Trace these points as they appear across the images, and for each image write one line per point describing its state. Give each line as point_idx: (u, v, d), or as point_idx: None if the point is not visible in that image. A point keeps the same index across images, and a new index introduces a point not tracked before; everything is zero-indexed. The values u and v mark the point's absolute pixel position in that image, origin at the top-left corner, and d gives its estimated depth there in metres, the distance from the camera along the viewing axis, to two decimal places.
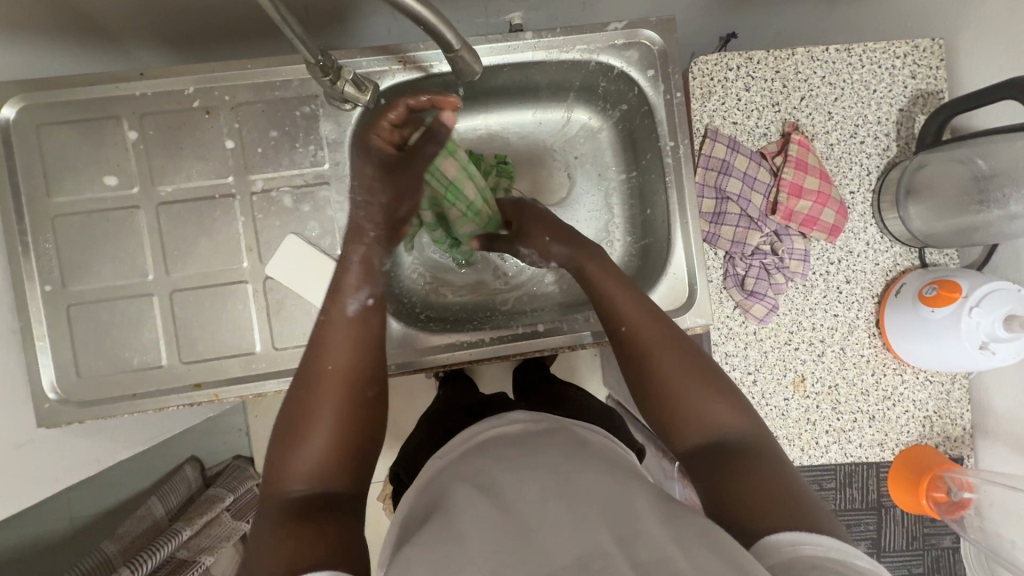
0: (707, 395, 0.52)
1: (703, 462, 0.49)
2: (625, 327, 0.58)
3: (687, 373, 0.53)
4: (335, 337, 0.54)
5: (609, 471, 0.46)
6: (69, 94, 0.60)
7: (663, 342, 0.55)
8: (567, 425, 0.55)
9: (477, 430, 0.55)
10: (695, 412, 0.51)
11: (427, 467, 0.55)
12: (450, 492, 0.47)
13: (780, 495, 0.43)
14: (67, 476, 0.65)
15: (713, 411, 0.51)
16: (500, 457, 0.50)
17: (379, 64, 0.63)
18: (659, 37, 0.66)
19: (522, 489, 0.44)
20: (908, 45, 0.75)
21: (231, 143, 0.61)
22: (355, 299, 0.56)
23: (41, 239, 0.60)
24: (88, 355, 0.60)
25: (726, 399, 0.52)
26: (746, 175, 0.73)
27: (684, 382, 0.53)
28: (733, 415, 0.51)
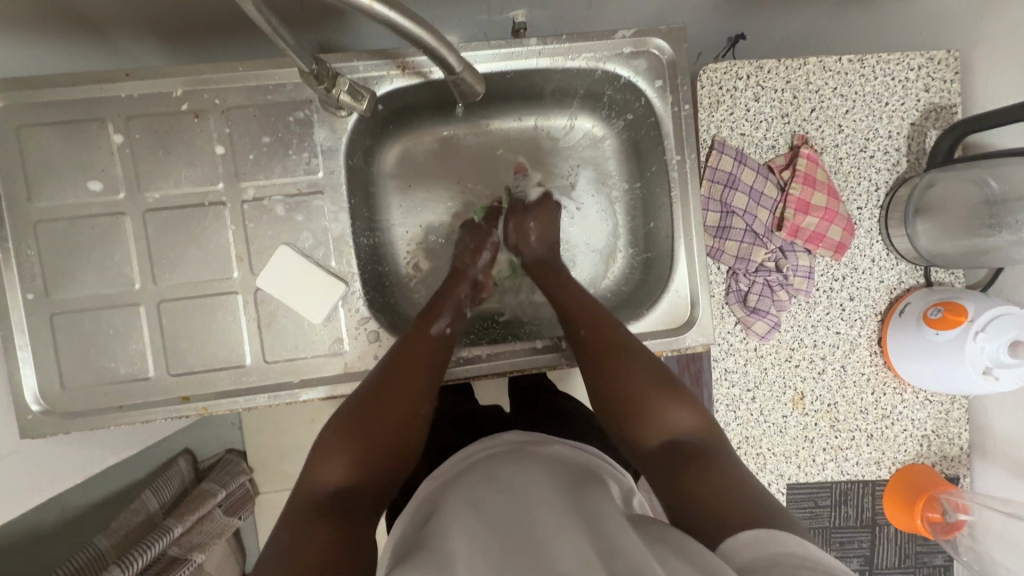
0: (665, 400, 0.55)
1: (665, 467, 0.51)
2: (586, 332, 0.61)
3: (645, 379, 0.56)
4: (412, 351, 0.59)
5: (600, 492, 0.46)
6: (50, 93, 0.57)
7: (620, 350, 0.58)
8: (541, 442, 0.55)
9: (468, 452, 0.55)
10: (657, 420, 0.54)
11: (420, 489, 0.54)
12: (443, 511, 0.46)
13: (743, 497, 0.45)
14: (53, 486, 0.63)
15: (670, 414, 0.54)
16: (492, 473, 0.49)
17: (376, 69, 0.60)
18: (668, 47, 0.63)
19: (510, 506, 0.44)
20: (923, 57, 0.73)
21: (222, 148, 0.59)
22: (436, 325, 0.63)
23: (23, 246, 0.58)
24: (73, 366, 0.59)
25: (684, 405, 0.55)
26: (752, 189, 0.71)
27: (644, 387, 0.56)
28: (689, 418, 0.54)
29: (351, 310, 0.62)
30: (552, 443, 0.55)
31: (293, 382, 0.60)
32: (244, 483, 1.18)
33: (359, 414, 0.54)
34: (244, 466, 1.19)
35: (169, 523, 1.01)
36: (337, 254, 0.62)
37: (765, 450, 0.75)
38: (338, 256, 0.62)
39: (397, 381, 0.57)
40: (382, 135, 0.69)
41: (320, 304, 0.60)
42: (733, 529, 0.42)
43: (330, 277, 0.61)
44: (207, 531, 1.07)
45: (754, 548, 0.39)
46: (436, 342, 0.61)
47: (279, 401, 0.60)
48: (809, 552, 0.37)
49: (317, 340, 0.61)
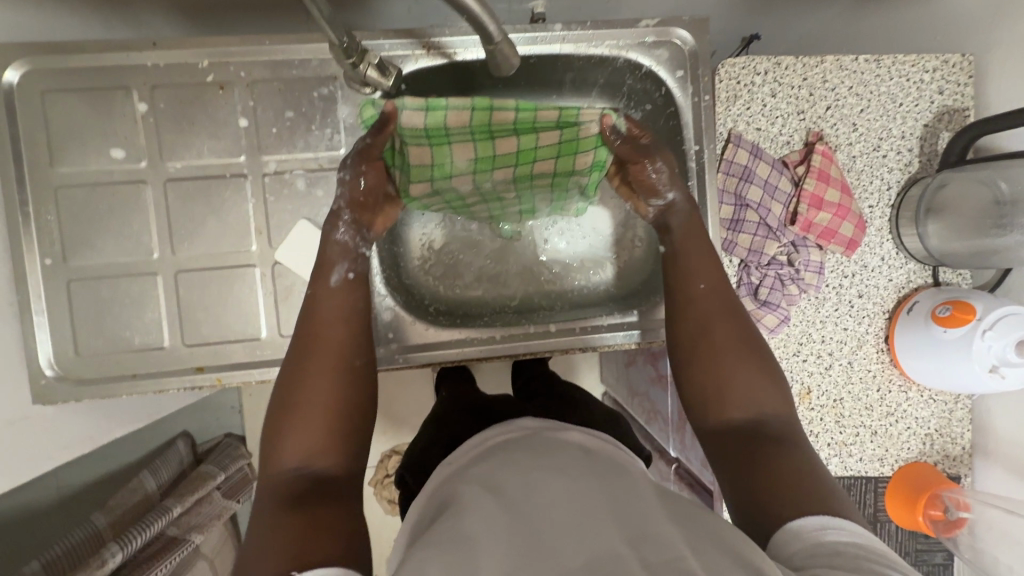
0: (754, 374, 0.55)
1: (739, 439, 0.52)
2: (703, 287, 0.60)
3: (737, 348, 0.57)
4: (324, 308, 0.56)
5: (616, 476, 0.47)
6: (75, 59, 0.57)
7: (723, 315, 0.58)
8: (560, 429, 0.55)
9: (487, 438, 0.56)
10: (743, 391, 0.55)
11: (438, 473, 0.55)
12: (461, 492, 0.47)
13: (811, 480, 0.46)
14: (61, 454, 0.63)
15: (758, 390, 0.55)
16: (509, 457, 0.50)
17: (401, 49, 0.62)
18: (690, 37, 0.65)
19: (528, 488, 0.45)
20: (938, 59, 0.74)
21: (245, 121, 0.59)
22: (334, 273, 0.58)
23: (42, 211, 0.58)
24: (88, 333, 0.59)
25: (771, 383, 0.55)
26: (767, 183, 0.71)
27: (736, 357, 0.56)
28: (776, 398, 0.55)
29: None
30: (566, 428, 0.56)
31: None
32: (243, 467, 1.19)
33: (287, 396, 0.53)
34: (244, 450, 1.19)
35: (168, 503, 1.00)
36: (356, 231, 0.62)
37: None
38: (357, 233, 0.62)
39: (320, 344, 0.55)
40: None
41: None
42: (790, 511, 0.44)
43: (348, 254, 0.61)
44: (206, 513, 1.06)
45: (800, 538, 0.41)
46: (340, 293, 0.58)
47: None
48: (864, 541, 0.40)
49: None
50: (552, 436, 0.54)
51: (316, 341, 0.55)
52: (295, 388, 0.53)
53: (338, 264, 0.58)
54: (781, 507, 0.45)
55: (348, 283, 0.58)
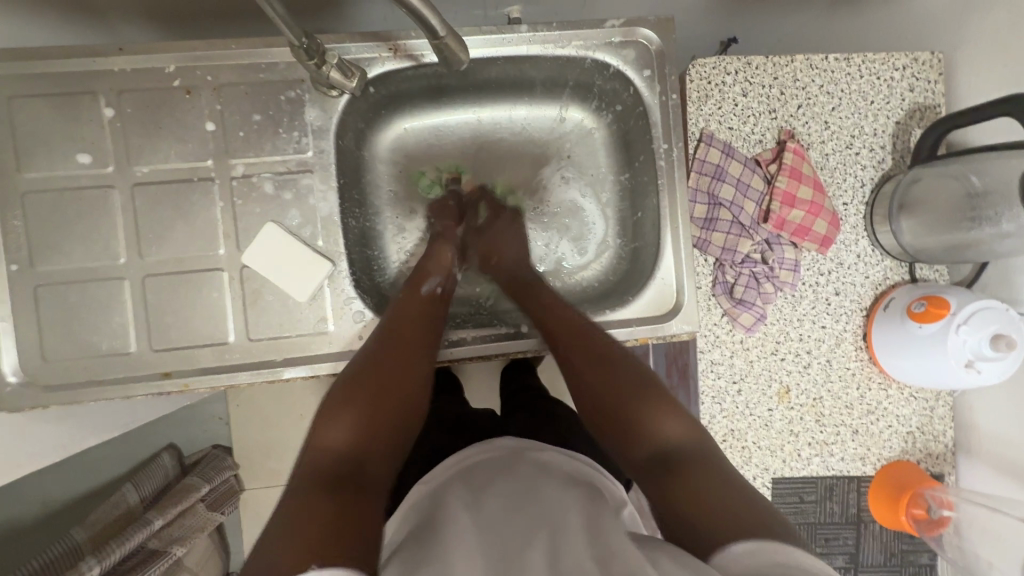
0: (652, 404, 0.54)
1: (651, 468, 0.49)
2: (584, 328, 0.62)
3: (630, 386, 0.56)
4: (405, 317, 0.62)
5: (590, 497, 0.47)
6: (43, 66, 0.57)
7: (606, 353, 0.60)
8: (538, 449, 0.55)
9: (462, 458, 0.54)
10: (646, 422, 0.53)
11: (410, 492, 0.53)
12: (437, 512, 0.46)
13: (730, 499, 0.43)
14: (30, 463, 0.62)
15: (658, 420, 0.53)
16: (487, 481, 0.49)
17: (368, 51, 0.62)
18: (656, 37, 0.65)
19: (506, 512, 0.44)
20: (908, 57, 0.74)
21: (212, 125, 0.59)
22: (428, 284, 0.67)
23: (8, 216, 0.58)
24: (54, 339, 0.58)
25: (672, 413, 0.53)
26: (739, 182, 0.72)
27: (634, 394, 0.55)
28: (677, 425, 0.52)
29: (338, 289, 0.62)
30: (543, 449, 0.55)
31: (277, 360, 0.60)
32: (229, 478, 1.17)
33: (357, 383, 0.56)
34: (230, 462, 1.17)
35: (150, 515, 0.99)
36: (324, 234, 0.62)
37: (749, 443, 0.75)
38: (326, 235, 0.62)
39: (397, 342, 0.60)
40: (375, 119, 0.70)
41: (306, 283, 0.60)
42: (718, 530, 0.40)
43: (316, 255, 0.60)
44: (188, 525, 1.05)
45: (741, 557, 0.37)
46: (425, 302, 0.65)
47: (262, 379, 0.60)
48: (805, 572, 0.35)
49: (301, 319, 0.61)
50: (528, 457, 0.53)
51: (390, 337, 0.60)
52: (367, 371, 0.57)
53: (430, 277, 0.68)
54: (712, 530, 0.40)
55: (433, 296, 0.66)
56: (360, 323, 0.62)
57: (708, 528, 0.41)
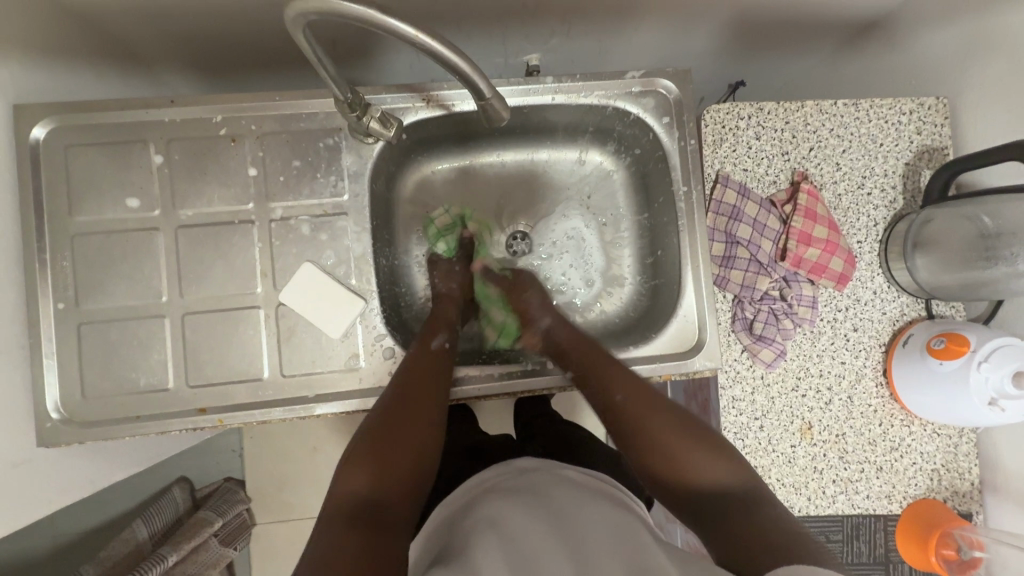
0: (695, 447, 0.54)
1: (708, 515, 0.50)
2: (619, 393, 0.60)
3: (673, 428, 0.56)
4: (414, 372, 0.60)
5: (614, 517, 0.48)
6: (99, 117, 0.61)
7: (646, 408, 0.57)
8: (561, 470, 0.56)
9: (485, 478, 0.56)
10: (696, 467, 0.53)
11: (434, 517, 0.54)
12: (463, 532, 0.47)
13: (791, 538, 0.45)
14: (60, 498, 0.63)
15: (705, 462, 0.53)
16: (508, 499, 0.50)
17: (402, 101, 0.65)
18: (674, 86, 0.69)
19: (528, 527, 0.46)
20: (914, 102, 0.77)
21: (254, 170, 0.63)
22: (435, 338, 0.65)
23: (58, 256, 0.60)
24: (95, 375, 0.60)
25: (718, 453, 0.54)
26: (756, 222, 0.73)
27: (679, 436, 0.55)
28: (726, 466, 0.53)
29: (369, 326, 0.63)
30: (566, 471, 0.56)
31: (309, 396, 0.62)
32: (241, 513, 1.15)
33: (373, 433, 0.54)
34: (242, 495, 1.15)
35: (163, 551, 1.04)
36: (357, 273, 0.64)
37: (774, 480, 0.75)
38: (358, 274, 0.64)
39: (405, 395, 0.58)
40: (404, 163, 0.74)
41: (339, 320, 0.62)
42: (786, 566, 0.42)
43: (349, 294, 0.63)
44: (201, 561, 1.07)
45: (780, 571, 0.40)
46: (436, 355, 0.63)
47: (294, 415, 0.61)
48: None
49: (334, 355, 0.63)
50: (554, 475, 0.54)
51: (401, 386, 0.59)
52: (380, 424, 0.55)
53: (437, 334, 0.66)
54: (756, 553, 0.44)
55: (442, 350, 0.64)
56: (390, 359, 0.63)
57: (776, 560, 0.43)
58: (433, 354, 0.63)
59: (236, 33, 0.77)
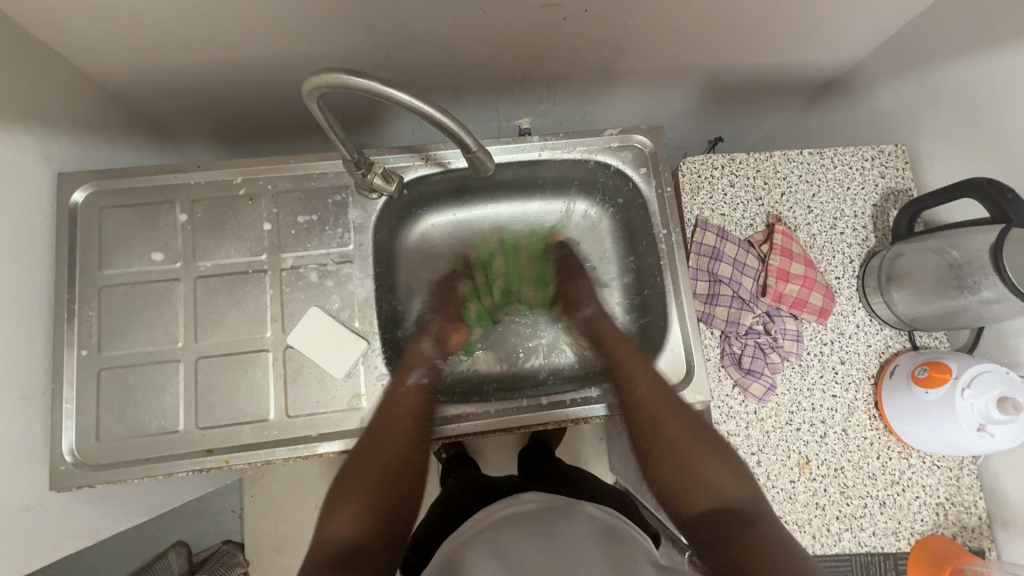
0: (720, 466, 0.64)
1: (711, 521, 0.60)
2: (642, 394, 0.68)
3: (706, 449, 0.65)
4: (387, 419, 0.65)
5: (614, 542, 0.49)
6: (133, 181, 0.69)
7: (683, 420, 0.67)
8: (574, 502, 0.58)
9: (494, 510, 0.57)
10: (706, 478, 0.63)
11: (441, 549, 0.55)
12: (463, 560, 0.49)
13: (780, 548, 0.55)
14: (64, 546, 0.64)
15: (716, 476, 0.63)
16: (512, 532, 0.52)
17: (403, 161, 0.73)
18: (649, 141, 0.76)
19: (527, 549, 0.48)
20: (875, 150, 0.84)
21: (269, 225, 0.69)
22: (411, 379, 0.69)
23: (85, 307, 0.65)
24: (111, 418, 0.63)
25: (731, 471, 0.63)
26: (735, 261, 0.78)
27: (699, 455, 0.65)
28: (731, 478, 0.63)
29: (370, 366, 0.67)
30: (568, 503, 0.57)
31: (312, 436, 0.64)
32: None
33: (346, 486, 0.62)
34: (240, 558, 1.13)
35: None
36: (361, 316, 0.68)
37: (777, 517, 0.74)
38: (362, 318, 0.68)
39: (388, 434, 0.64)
40: (406, 216, 0.80)
41: (342, 360, 0.66)
42: None
43: (354, 334, 0.67)
44: None
45: None
46: (415, 398, 0.68)
47: (298, 454, 0.63)
48: None
49: (337, 395, 0.66)
50: (567, 506, 0.56)
51: (374, 441, 0.63)
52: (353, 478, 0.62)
53: (414, 371, 0.70)
54: None
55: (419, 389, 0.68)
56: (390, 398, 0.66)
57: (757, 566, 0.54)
58: (409, 396, 0.67)
59: (256, 109, 0.86)
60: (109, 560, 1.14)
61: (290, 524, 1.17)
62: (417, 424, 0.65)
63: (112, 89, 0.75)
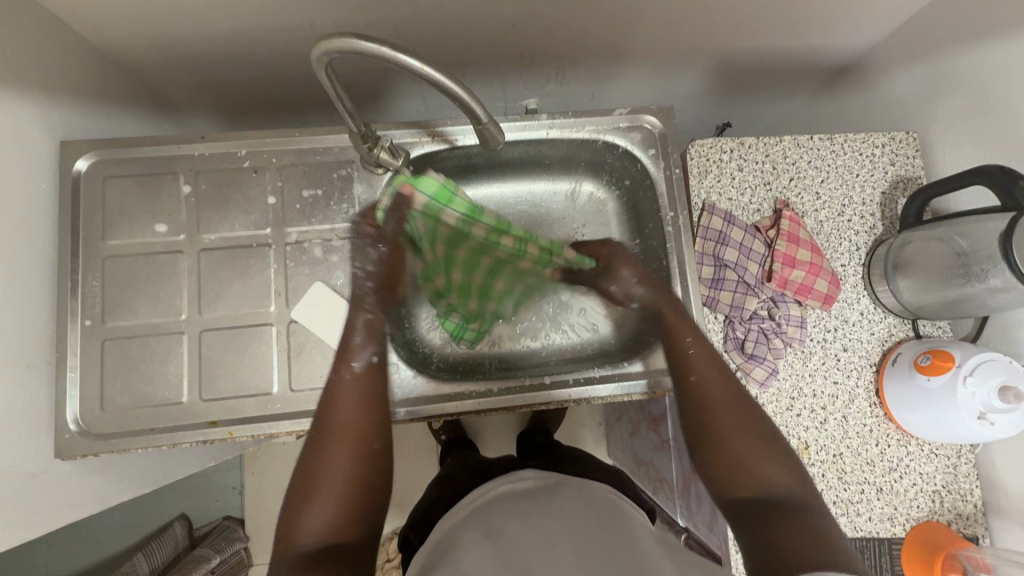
0: (762, 452, 0.57)
1: (757, 513, 0.54)
2: (694, 377, 0.64)
3: (745, 430, 0.59)
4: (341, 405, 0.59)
5: (617, 519, 0.50)
6: (135, 151, 0.68)
7: (725, 401, 0.61)
8: (573, 481, 0.58)
9: (495, 487, 0.58)
10: (753, 470, 0.57)
11: (439, 525, 0.55)
12: (463, 537, 0.49)
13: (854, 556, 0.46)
14: (71, 514, 0.65)
15: (764, 469, 0.56)
16: (513, 508, 0.52)
17: (410, 137, 0.72)
18: (659, 121, 0.75)
19: (529, 525, 0.48)
20: (886, 137, 0.83)
21: (273, 199, 0.68)
22: (359, 358, 0.63)
23: (89, 277, 0.65)
24: (114, 388, 0.63)
25: (783, 464, 0.57)
26: (741, 246, 0.78)
27: (747, 441, 0.58)
28: (784, 471, 0.56)
29: None
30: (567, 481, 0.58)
31: (315, 410, 0.64)
32: (240, 550, 1.13)
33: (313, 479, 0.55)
34: (241, 532, 1.14)
35: None
36: (365, 292, 0.68)
37: None
38: (366, 293, 0.68)
39: (343, 421, 0.58)
40: None
41: None
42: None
43: None
44: None
45: None
46: (359, 377, 0.61)
47: (301, 428, 0.64)
48: None
49: None
50: (568, 483, 0.57)
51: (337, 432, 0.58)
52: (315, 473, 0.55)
53: (361, 349, 0.63)
54: None
55: (367, 368, 0.62)
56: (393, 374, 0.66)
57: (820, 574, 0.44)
58: (357, 376, 0.61)
59: (260, 82, 0.85)
60: (112, 530, 1.15)
61: None
62: (374, 405, 0.60)
63: (114, 58, 0.74)
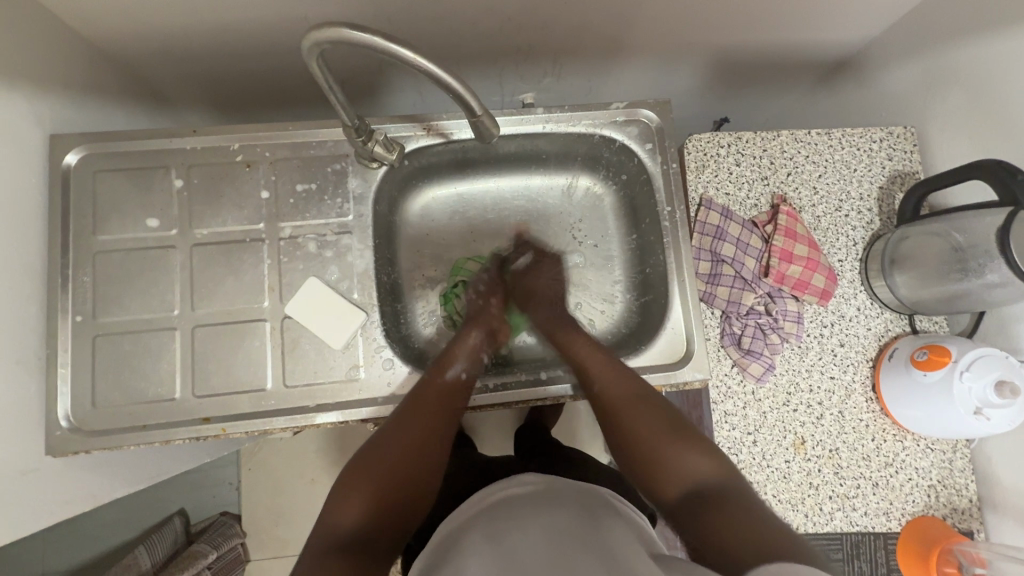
0: (679, 443, 0.57)
1: (685, 510, 0.52)
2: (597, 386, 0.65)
3: (662, 429, 0.59)
4: (417, 407, 0.62)
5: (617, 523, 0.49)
6: (126, 145, 0.67)
7: (633, 404, 0.62)
8: (573, 483, 0.57)
9: (494, 489, 0.57)
10: (675, 465, 0.56)
11: (439, 529, 0.54)
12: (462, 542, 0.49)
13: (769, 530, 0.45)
14: (62, 510, 0.64)
15: (683, 461, 0.56)
16: (512, 512, 0.51)
17: (404, 130, 0.71)
18: (656, 116, 0.75)
19: (528, 531, 0.47)
20: (884, 131, 0.83)
21: (267, 193, 0.68)
22: (453, 368, 0.67)
23: (79, 272, 0.64)
24: (106, 384, 0.63)
25: (700, 451, 0.56)
26: (738, 241, 0.77)
27: (660, 437, 0.58)
28: (705, 460, 0.56)
29: (369, 338, 0.66)
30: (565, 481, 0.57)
31: (310, 406, 0.64)
32: (236, 547, 1.13)
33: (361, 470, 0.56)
34: (238, 528, 1.14)
35: None
36: (360, 287, 0.68)
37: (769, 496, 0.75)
38: (361, 289, 0.68)
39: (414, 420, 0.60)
40: (406, 188, 0.79)
41: (340, 331, 0.65)
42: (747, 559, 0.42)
43: (352, 307, 0.66)
44: None
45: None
46: (451, 386, 0.65)
47: (296, 424, 0.63)
48: None
49: (335, 367, 0.65)
50: (569, 487, 0.56)
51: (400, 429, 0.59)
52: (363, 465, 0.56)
53: (455, 362, 0.68)
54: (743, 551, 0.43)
55: (457, 380, 0.66)
56: (389, 369, 0.66)
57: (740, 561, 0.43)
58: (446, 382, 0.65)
59: (254, 75, 0.84)
60: (107, 527, 1.14)
61: (287, 496, 1.18)
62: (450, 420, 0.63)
63: (104, 49, 0.73)
